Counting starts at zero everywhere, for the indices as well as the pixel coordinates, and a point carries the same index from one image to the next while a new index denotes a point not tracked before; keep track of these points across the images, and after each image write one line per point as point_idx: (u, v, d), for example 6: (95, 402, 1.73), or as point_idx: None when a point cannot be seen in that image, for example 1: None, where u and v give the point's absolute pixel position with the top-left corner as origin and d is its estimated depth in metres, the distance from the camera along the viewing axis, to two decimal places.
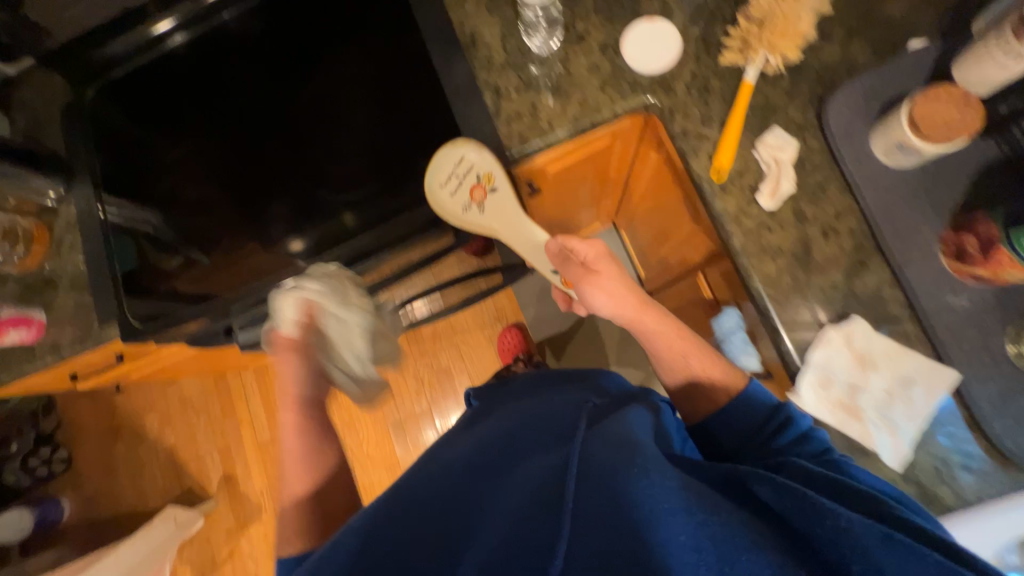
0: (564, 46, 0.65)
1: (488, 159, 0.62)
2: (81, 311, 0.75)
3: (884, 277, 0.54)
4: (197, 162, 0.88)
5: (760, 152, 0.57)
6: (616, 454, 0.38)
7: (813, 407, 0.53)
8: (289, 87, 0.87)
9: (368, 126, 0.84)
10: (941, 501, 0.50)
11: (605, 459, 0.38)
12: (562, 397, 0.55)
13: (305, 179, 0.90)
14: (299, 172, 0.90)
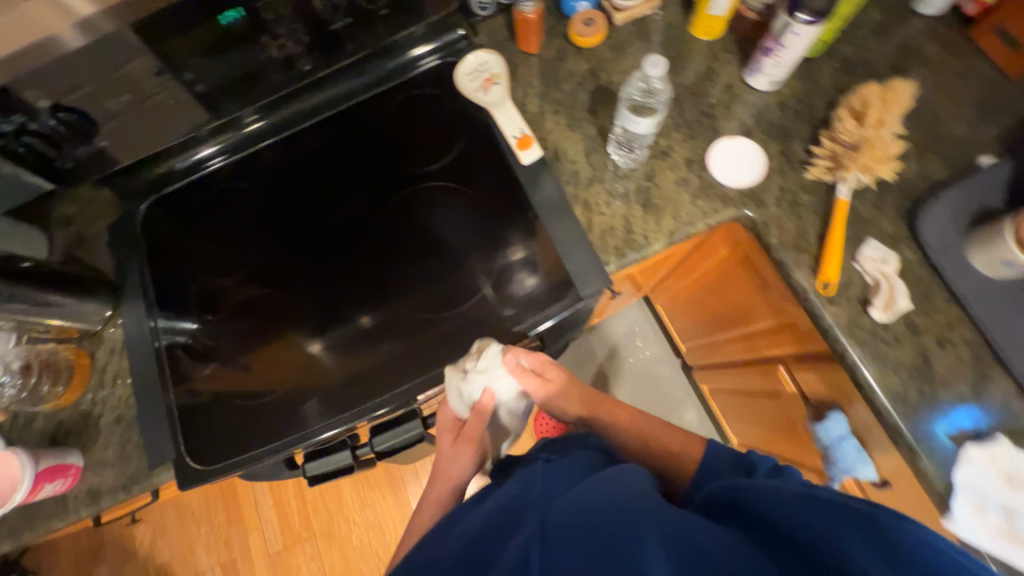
0: (647, 160, 0.67)
1: (500, 62, 0.72)
2: (128, 451, 0.67)
3: (1007, 387, 0.54)
4: (240, 282, 0.79)
5: (862, 265, 0.59)
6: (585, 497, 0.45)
7: (974, 533, 0.50)
8: (355, 195, 0.81)
9: (436, 238, 0.78)
10: None
11: (580, 502, 0.44)
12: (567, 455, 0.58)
13: (356, 286, 0.78)
14: (355, 279, 0.78)
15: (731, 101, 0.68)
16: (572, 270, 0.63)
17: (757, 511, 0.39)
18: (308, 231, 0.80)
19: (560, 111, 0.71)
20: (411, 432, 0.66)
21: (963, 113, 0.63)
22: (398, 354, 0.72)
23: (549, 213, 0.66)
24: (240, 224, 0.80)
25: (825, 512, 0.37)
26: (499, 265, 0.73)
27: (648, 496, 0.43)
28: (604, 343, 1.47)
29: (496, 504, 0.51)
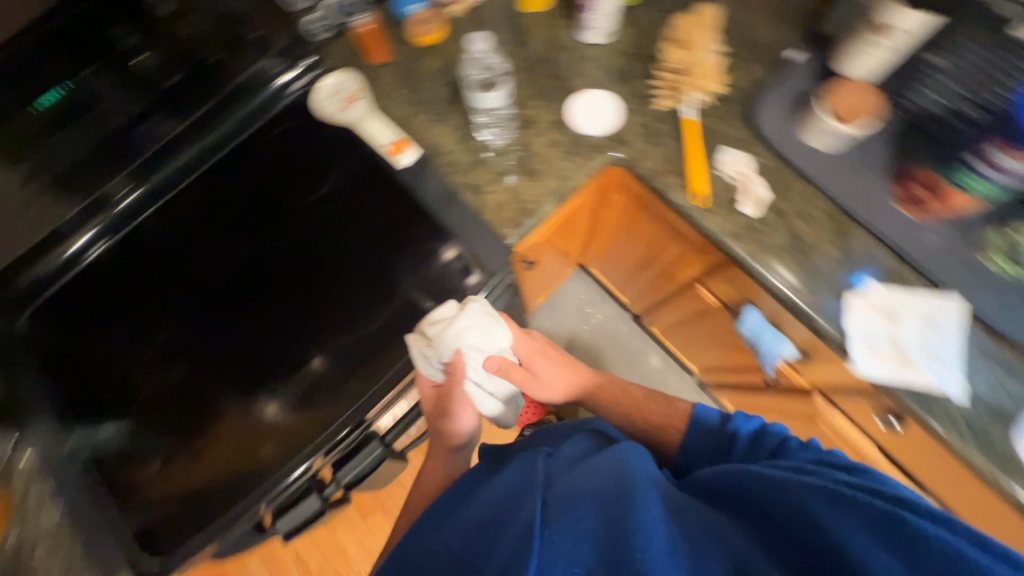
0: (515, 134, 0.71)
1: (356, 78, 0.75)
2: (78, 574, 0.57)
3: (867, 239, 0.62)
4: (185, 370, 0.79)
5: (723, 172, 0.65)
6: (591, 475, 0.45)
7: (875, 370, 0.56)
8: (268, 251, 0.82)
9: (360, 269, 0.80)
10: (1005, 410, 0.55)
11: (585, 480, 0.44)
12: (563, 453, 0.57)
13: (302, 334, 0.81)
14: (301, 329, 0.81)
15: (574, 60, 0.73)
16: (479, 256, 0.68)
17: (768, 493, 0.39)
18: (232, 299, 0.80)
19: (425, 108, 0.74)
20: (370, 456, 0.66)
21: (768, 20, 0.71)
22: (350, 378, 0.75)
23: (440, 206, 0.69)
24: (160, 310, 0.80)
25: (849, 504, 0.35)
26: (423, 274, 0.75)
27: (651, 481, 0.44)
28: (557, 319, 1.50)
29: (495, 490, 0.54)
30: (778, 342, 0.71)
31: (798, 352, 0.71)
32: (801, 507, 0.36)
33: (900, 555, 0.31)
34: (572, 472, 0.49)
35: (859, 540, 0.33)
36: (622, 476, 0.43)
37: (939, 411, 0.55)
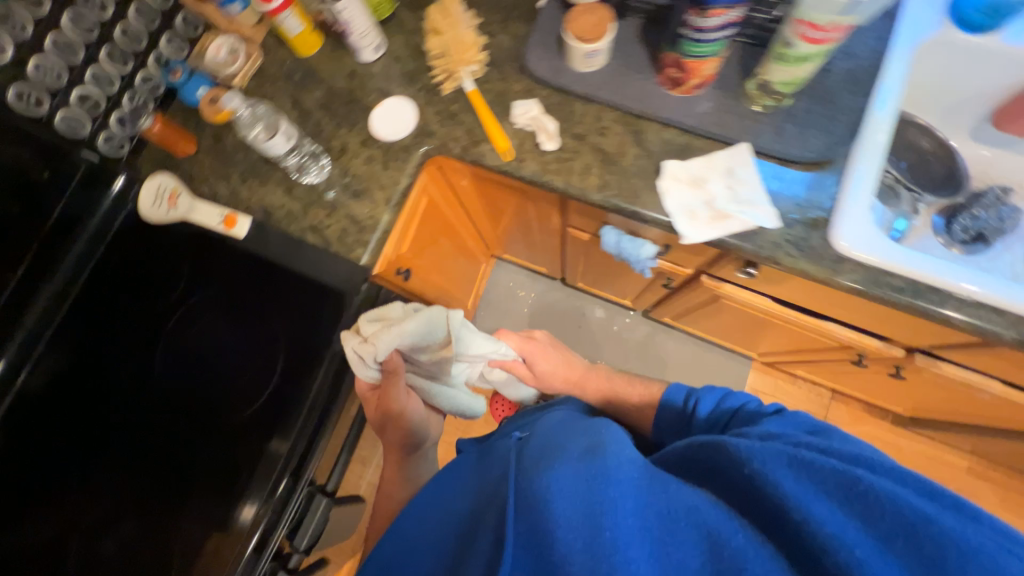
0: (334, 165, 0.75)
1: (169, 176, 0.75)
2: None
3: (657, 127, 0.68)
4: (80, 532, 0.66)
5: (518, 122, 0.70)
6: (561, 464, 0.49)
7: (699, 233, 0.62)
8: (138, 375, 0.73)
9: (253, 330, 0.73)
10: (816, 219, 0.61)
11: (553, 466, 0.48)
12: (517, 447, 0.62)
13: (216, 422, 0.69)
14: (214, 405, 0.70)
15: (361, 80, 0.78)
16: (337, 285, 0.70)
17: (733, 460, 0.44)
18: (136, 407, 0.71)
19: (248, 176, 0.76)
20: (318, 512, 0.68)
21: None
22: (279, 423, 0.66)
23: (288, 254, 0.72)
24: (37, 483, 0.69)
25: (806, 466, 0.39)
26: (319, 284, 0.70)
27: (633, 455, 0.48)
28: (497, 313, 1.54)
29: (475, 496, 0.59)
30: (638, 247, 0.76)
31: (658, 247, 0.75)
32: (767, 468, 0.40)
33: (849, 510, 0.36)
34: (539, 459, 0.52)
35: (813, 502, 0.37)
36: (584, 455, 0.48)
37: (766, 244, 0.61)
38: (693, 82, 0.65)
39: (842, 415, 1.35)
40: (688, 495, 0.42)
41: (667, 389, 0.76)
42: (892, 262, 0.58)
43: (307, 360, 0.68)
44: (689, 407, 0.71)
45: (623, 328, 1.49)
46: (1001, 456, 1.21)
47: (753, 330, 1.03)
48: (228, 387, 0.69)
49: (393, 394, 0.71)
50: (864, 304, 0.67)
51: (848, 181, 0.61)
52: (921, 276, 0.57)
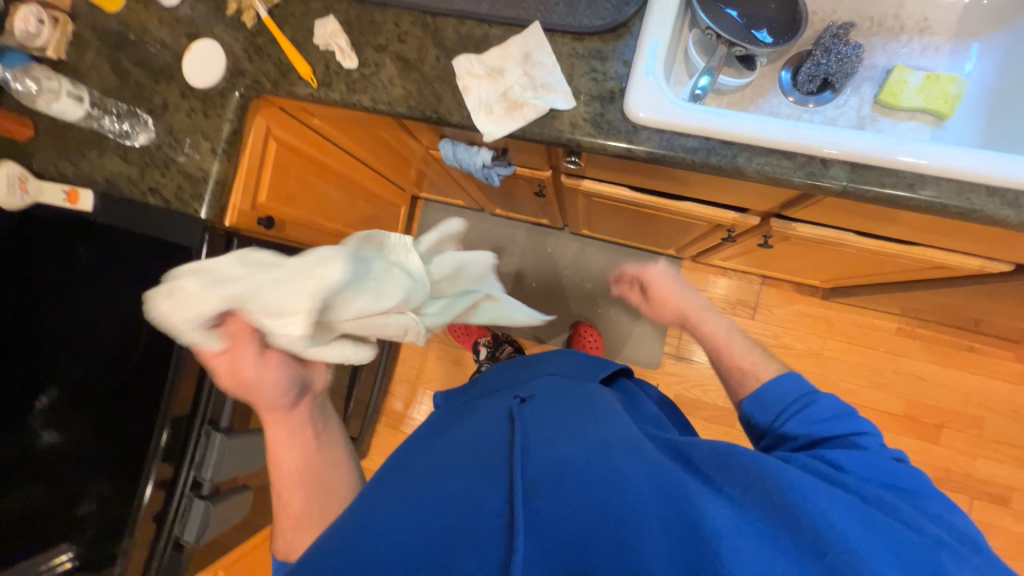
0: (161, 124, 0.75)
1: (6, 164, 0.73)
2: None
3: (454, 22, 0.65)
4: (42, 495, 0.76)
5: (320, 44, 0.68)
6: (591, 470, 0.45)
7: (498, 128, 0.61)
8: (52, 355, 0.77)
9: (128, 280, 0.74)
10: (612, 91, 0.60)
11: (582, 469, 0.45)
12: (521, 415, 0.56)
13: (129, 376, 0.74)
14: (125, 359, 0.74)
15: (171, 30, 0.76)
16: (178, 240, 0.73)
17: (770, 483, 0.41)
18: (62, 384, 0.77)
19: (84, 150, 0.77)
20: (215, 446, 0.75)
21: None
22: (161, 361, 0.72)
23: (132, 216, 0.74)
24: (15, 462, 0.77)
25: (892, 541, 0.37)
26: (167, 228, 0.73)
27: (656, 472, 0.45)
28: None
29: (460, 442, 0.53)
30: (473, 155, 0.75)
31: (493, 151, 0.74)
32: (856, 535, 0.37)
33: None
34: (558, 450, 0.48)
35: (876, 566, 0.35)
36: (610, 471, 0.45)
37: (567, 124, 0.60)
38: None
39: (772, 298, 1.36)
40: (734, 515, 0.40)
41: (780, 379, 0.56)
42: (686, 124, 0.57)
43: None
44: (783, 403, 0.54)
45: (553, 249, 1.50)
46: (923, 311, 1.22)
47: (645, 226, 1.03)
48: (123, 343, 0.74)
49: (238, 359, 0.51)
50: (690, 174, 0.66)
51: (644, 44, 0.58)
52: (743, 135, 0.56)
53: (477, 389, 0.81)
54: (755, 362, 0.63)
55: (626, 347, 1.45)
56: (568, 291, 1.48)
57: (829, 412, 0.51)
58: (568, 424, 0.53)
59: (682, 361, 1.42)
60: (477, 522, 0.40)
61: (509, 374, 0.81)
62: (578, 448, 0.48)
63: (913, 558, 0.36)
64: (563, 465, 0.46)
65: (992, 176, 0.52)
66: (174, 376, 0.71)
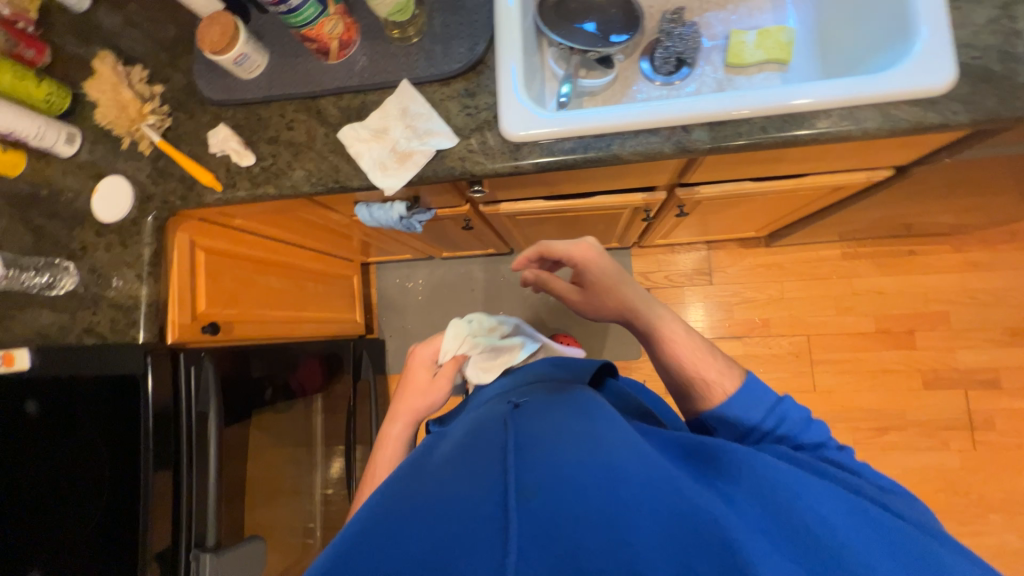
0: (84, 265, 0.77)
1: None
2: None
3: (332, 98, 0.70)
4: None
5: (216, 152, 0.72)
6: (595, 461, 0.45)
7: (395, 180, 0.65)
8: None
9: (43, 426, 0.69)
10: (487, 119, 0.65)
11: (586, 461, 0.45)
12: (521, 419, 0.56)
13: (78, 524, 0.68)
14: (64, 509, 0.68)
15: (75, 177, 0.79)
16: (118, 370, 0.72)
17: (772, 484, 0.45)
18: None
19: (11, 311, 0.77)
20: (205, 567, 0.74)
21: (172, 34, 0.81)
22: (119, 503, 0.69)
23: (59, 360, 0.72)
24: None
25: (877, 525, 0.42)
26: (103, 360, 0.72)
27: (657, 464, 0.47)
28: (397, 314, 1.58)
29: (462, 449, 0.51)
30: (388, 211, 0.78)
31: (405, 202, 0.78)
32: (853, 524, 0.41)
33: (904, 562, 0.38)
34: (561, 445, 0.47)
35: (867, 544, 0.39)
36: (611, 463, 0.45)
37: (454, 160, 0.64)
38: (337, 43, 0.67)
39: (724, 259, 1.41)
40: (736, 511, 0.42)
41: (750, 388, 0.63)
42: (557, 129, 0.62)
43: (116, 438, 0.69)
44: (768, 420, 0.60)
45: (509, 273, 1.53)
46: (857, 230, 1.29)
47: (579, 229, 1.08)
48: (61, 498, 0.69)
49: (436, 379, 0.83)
50: (584, 171, 0.71)
51: (501, 74, 0.64)
52: (610, 125, 0.61)
53: (470, 404, 0.77)
54: (718, 371, 0.66)
55: (606, 346, 1.46)
56: (536, 309, 1.50)
57: (799, 424, 0.59)
58: (560, 425, 0.52)
59: None
60: (473, 520, 0.39)
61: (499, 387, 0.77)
62: (584, 448, 0.46)
63: (900, 544, 0.40)
64: (570, 465, 0.44)
65: (856, 96, 0.57)
66: (145, 513, 0.70)
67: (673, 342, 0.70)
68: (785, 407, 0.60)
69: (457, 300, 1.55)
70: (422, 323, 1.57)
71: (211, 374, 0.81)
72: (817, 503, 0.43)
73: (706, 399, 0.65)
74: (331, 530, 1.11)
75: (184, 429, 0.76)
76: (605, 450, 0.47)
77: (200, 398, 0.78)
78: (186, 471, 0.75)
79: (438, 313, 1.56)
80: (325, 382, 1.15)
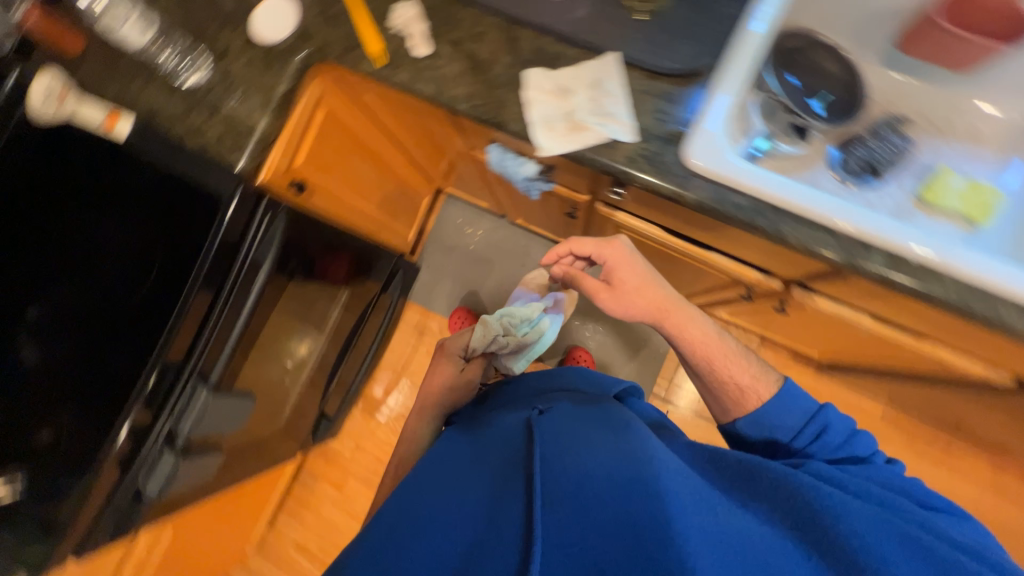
0: (218, 69, 0.74)
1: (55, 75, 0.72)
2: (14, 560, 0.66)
3: (531, 33, 0.66)
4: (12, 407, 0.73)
5: (395, 26, 0.68)
6: (617, 476, 0.47)
7: (555, 145, 0.61)
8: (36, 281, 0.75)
9: (133, 208, 0.72)
10: (675, 133, 0.60)
11: (608, 475, 0.47)
12: (547, 421, 0.59)
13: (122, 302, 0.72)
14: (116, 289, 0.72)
15: None
16: (211, 186, 0.71)
17: (799, 498, 0.44)
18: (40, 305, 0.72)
19: (134, 77, 0.75)
20: (198, 402, 0.75)
21: None
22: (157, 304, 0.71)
23: (163, 154, 0.72)
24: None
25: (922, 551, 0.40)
26: (201, 168, 0.71)
27: (681, 473, 0.47)
28: (443, 251, 1.56)
29: (487, 460, 0.56)
30: (519, 166, 0.75)
31: (539, 166, 0.75)
32: (893, 551, 0.39)
33: None
34: (584, 460, 0.50)
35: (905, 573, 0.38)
36: (635, 474, 0.46)
37: (621, 156, 0.60)
38: None
39: (768, 361, 1.37)
40: (759, 526, 0.42)
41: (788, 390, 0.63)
42: (741, 181, 0.57)
43: (184, 250, 0.71)
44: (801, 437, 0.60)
45: None
46: (907, 401, 1.24)
47: (665, 268, 1.04)
48: (120, 281, 0.72)
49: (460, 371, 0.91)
50: (729, 228, 0.67)
51: (711, 103, 0.59)
52: (792, 205, 0.57)
53: (494, 399, 0.81)
54: (753, 376, 0.66)
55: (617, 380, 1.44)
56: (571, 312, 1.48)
57: (839, 435, 0.58)
58: (584, 433, 0.55)
59: (668, 404, 1.43)
60: (501, 533, 0.44)
61: (528, 384, 0.79)
62: (599, 461, 0.49)
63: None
64: (583, 481, 0.47)
65: None
66: (173, 326, 0.70)
67: (702, 348, 0.69)
68: (826, 416, 0.60)
69: (505, 266, 1.53)
70: (461, 271, 1.55)
71: (279, 228, 0.79)
72: (853, 523, 0.41)
73: (740, 406, 0.65)
74: (302, 412, 1.13)
75: (236, 267, 0.75)
76: (629, 461, 0.48)
77: (261, 246, 0.77)
78: (220, 302, 0.74)
79: (481, 269, 1.54)
80: (359, 282, 1.14)
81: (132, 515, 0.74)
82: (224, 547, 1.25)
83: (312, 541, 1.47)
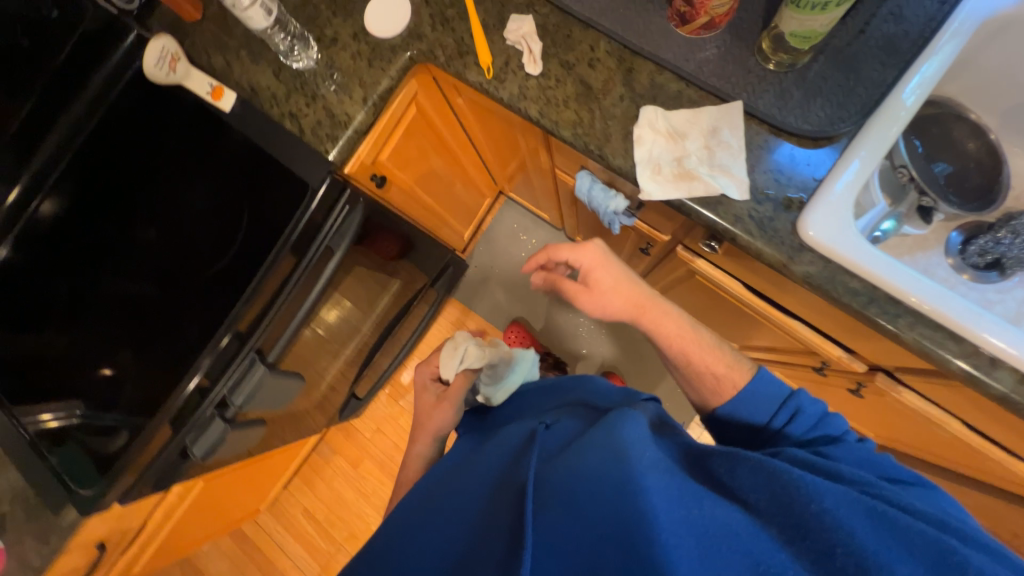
0: (325, 55, 0.74)
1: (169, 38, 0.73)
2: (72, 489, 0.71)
3: (652, 68, 0.62)
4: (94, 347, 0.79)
5: (509, 39, 0.66)
6: (592, 480, 0.39)
7: (660, 191, 0.57)
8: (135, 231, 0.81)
9: (228, 179, 0.76)
10: (793, 201, 0.56)
11: (584, 480, 0.39)
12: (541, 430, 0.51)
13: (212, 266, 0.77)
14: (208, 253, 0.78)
15: None
16: (302, 171, 0.72)
17: (777, 481, 0.36)
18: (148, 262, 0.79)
19: (244, 51, 0.77)
20: (255, 376, 0.73)
21: None
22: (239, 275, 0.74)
23: (262, 133, 0.74)
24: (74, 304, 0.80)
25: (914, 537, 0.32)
26: (294, 152, 0.72)
27: (658, 463, 0.39)
28: (494, 252, 1.54)
29: (484, 481, 0.50)
30: (608, 198, 0.72)
31: (628, 201, 0.72)
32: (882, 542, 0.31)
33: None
34: (564, 468, 0.42)
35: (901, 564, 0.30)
36: (616, 479, 0.38)
37: (729, 216, 0.56)
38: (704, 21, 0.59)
39: None
40: (734, 515, 0.34)
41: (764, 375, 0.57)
42: (858, 263, 0.52)
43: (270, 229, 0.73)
44: (774, 423, 0.55)
45: None
46: None
47: (728, 318, 0.99)
48: (212, 248, 0.77)
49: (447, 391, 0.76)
50: (826, 303, 0.62)
51: (837, 179, 0.54)
52: (914, 300, 0.51)
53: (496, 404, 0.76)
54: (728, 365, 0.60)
55: None
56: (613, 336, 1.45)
57: (812, 417, 0.53)
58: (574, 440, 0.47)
59: None
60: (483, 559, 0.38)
61: (539, 398, 0.72)
62: (588, 460, 0.41)
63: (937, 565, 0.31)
64: (575, 484, 0.39)
65: None
66: (247, 297, 0.72)
67: (680, 341, 0.64)
68: (797, 400, 0.54)
69: None
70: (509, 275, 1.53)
71: (355, 221, 0.77)
72: (840, 512, 0.33)
73: (717, 396, 0.60)
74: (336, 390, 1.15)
75: (312, 252, 0.73)
76: (605, 460, 0.40)
77: (336, 235, 0.75)
78: (291, 284, 0.73)
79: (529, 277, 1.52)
80: (415, 275, 1.14)
81: (176, 470, 0.76)
82: (242, 502, 1.29)
83: (321, 509, 1.51)
